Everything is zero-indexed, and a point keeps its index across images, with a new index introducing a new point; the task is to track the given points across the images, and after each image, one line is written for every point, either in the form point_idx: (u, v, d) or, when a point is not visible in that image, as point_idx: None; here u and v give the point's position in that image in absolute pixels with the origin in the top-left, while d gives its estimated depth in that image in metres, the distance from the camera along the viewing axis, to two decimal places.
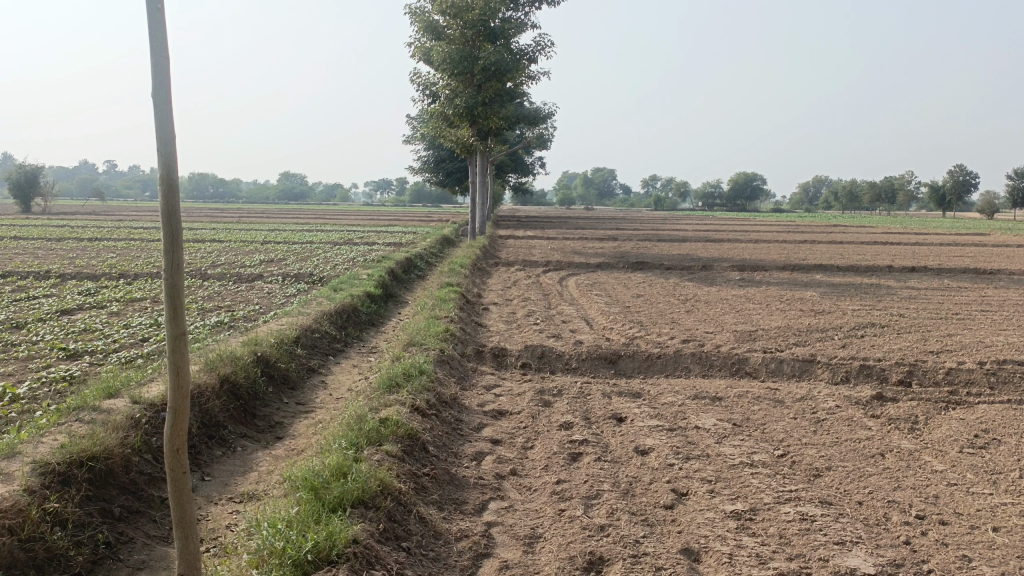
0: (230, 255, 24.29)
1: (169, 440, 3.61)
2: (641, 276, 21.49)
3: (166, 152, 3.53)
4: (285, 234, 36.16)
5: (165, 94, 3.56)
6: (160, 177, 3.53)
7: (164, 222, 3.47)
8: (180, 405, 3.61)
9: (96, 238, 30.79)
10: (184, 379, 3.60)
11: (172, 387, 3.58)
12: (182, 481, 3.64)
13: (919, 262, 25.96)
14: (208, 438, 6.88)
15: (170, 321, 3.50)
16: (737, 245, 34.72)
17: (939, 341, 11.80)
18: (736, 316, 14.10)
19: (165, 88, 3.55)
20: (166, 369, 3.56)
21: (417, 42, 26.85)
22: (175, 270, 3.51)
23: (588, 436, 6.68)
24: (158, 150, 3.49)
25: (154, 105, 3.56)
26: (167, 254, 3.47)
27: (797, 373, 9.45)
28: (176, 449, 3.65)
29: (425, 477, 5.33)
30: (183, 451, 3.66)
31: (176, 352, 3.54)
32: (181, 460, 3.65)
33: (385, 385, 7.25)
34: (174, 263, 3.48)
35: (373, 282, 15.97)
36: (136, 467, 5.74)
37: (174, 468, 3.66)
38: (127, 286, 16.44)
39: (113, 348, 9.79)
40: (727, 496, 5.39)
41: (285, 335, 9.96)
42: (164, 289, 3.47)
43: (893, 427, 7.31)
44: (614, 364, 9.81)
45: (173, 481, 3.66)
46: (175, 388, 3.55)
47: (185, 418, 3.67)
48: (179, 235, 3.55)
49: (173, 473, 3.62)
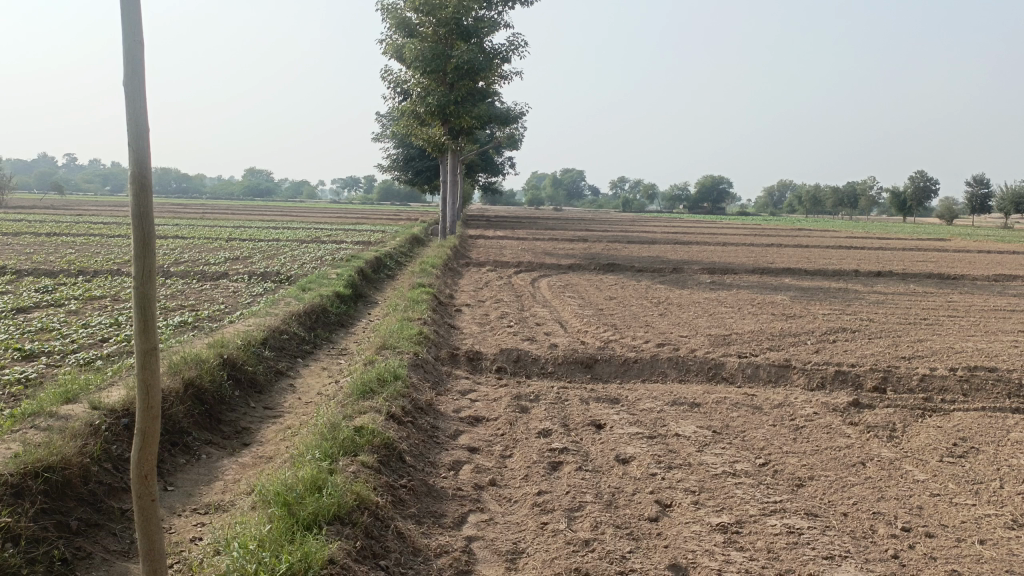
0: (194, 252, 23.77)
1: (137, 465, 3.40)
2: (613, 278, 21.43)
3: (138, 150, 3.28)
4: (251, 230, 35.58)
5: (138, 87, 3.29)
6: (131, 176, 3.28)
7: (134, 227, 3.23)
8: (149, 426, 3.39)
9: (54, 233, 29.96)
10: (154, 399, 3.38)
11: (141, 408, 3.36)
12: (150, 509, 3.43)
13: (884, 267, 26.29)
14: (172, 446, 6.60)
15: (139, 335, 3.29)
16: (706, 248, 34.92)
17: (911, 346, 11.85)
18: (709, 320, 14.07)
19: (137, 80, 3.28)
20: (135, 387, 3.34)
21: (388, 39, 26.52)
22: (146, 279, 3.27)
23: (567, 444, 6.52)
24: (129, 148, 3.24)
25: (126, 98, 3.29)
26: (139, 262, 3.23)
27: (773, 379, 9.40)
28: (144, 474, 3.44)
29: (402, 489, 5.13)
30: (151, 477, 3.45)
31: (146, 369, 3.31)
32: (149, 487, 3.45)
33: (358, 390, 7.02)
34: (145, 273, 3.24)
35: (343, 282, 15.67)
36: (96, 477, 5.44)
37: (141, 494, 3.45)
38: (87, 283, 15.92)
39: (72, 349, 9.41)
40: (713, 508, 5.27)
41: (252, 337, 9.67)
42: (136, 301, 3.24)
43: (872, 435, 7.28)
44: (590, 368, 9.68)
45: (141, 509, 3.46)
46: (145, 409, 3.33)
47: (154, 440, 3.45)
48: (152, 241, 3.31)
49: (141, 501, 3.41)
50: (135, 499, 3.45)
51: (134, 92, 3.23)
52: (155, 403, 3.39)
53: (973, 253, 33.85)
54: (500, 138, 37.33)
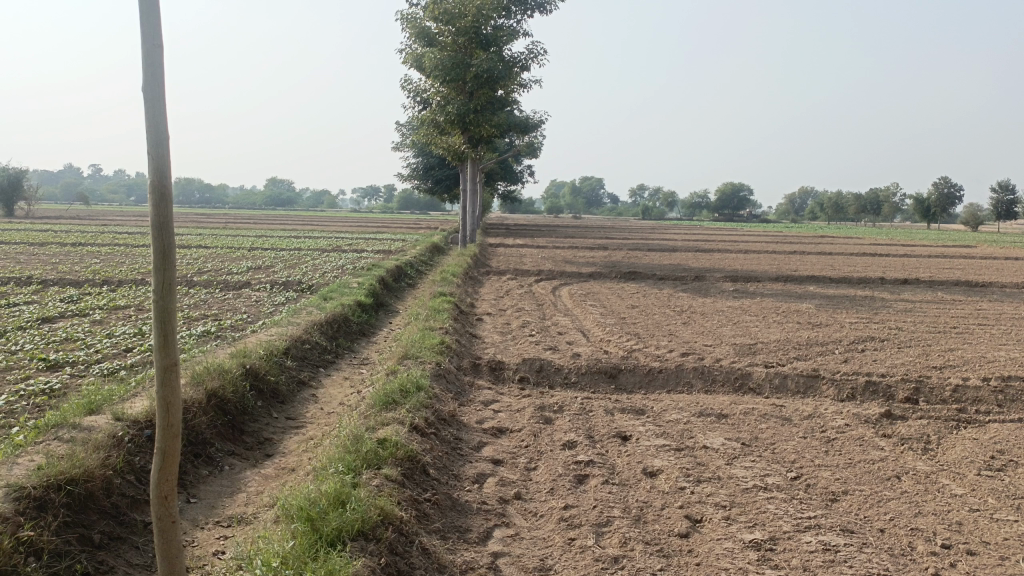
0: (216, 262, 23.93)
1: (156, 486, 3.38)
2: (634, 286, 21.25)
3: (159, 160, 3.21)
4: (273, 240, 35.82)
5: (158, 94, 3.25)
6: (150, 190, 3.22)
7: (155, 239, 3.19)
8: (168, 446, 3.37)
9: (80, 243, 30.31)
10: (174, 417, 3.35)
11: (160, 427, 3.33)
12: (170, 531, 3.41)
13: (911, 274, 25.84)
14: (195, 458, 6.57)
15: (159, 350, 3.24)
16: (727, 255, 34.60)
17: (942, 356, 11.60)
18: (734, 329, 13.87)
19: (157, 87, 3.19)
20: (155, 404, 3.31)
21: (408, 49, 26.61)
22: (165, 292, 3.23)
23: (593, 457, 6.39)
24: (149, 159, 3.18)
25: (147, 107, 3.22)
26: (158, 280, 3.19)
27: (801, 390, 9.21)
28: (164, 495, 3.42)
29: (426, 503, 5.04)
30: (171, 498, 3.42)
31: (165, 386, 3.28)
32: (169, 507, 3.42)
33: (380, 402, 6.94)
34: (164, 287, 3.20)
35: (364, 291, 15.66)
36: (119, 489, 5.41)
37: (161, 515, 3.42)
38: (110, 293, 16.03)
39: (96, 359, 9.44)
40: (745, 524, 5.13)
41: (274, 347, 9.64)
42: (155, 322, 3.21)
43: (906, 447, 7.09)
44: (614, 379, 9.53)
45: (161, 531, 3.44)
46: (164, 428, 3.30)
47: (174, 458, 3.42)
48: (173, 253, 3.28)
49: (161, 522, 3.38)
50: (155, 519, 3.43)
51: (153, 104, 3.18)
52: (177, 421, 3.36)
53: (1002, 259, 33.30)
54: (519, 146, 37.32)
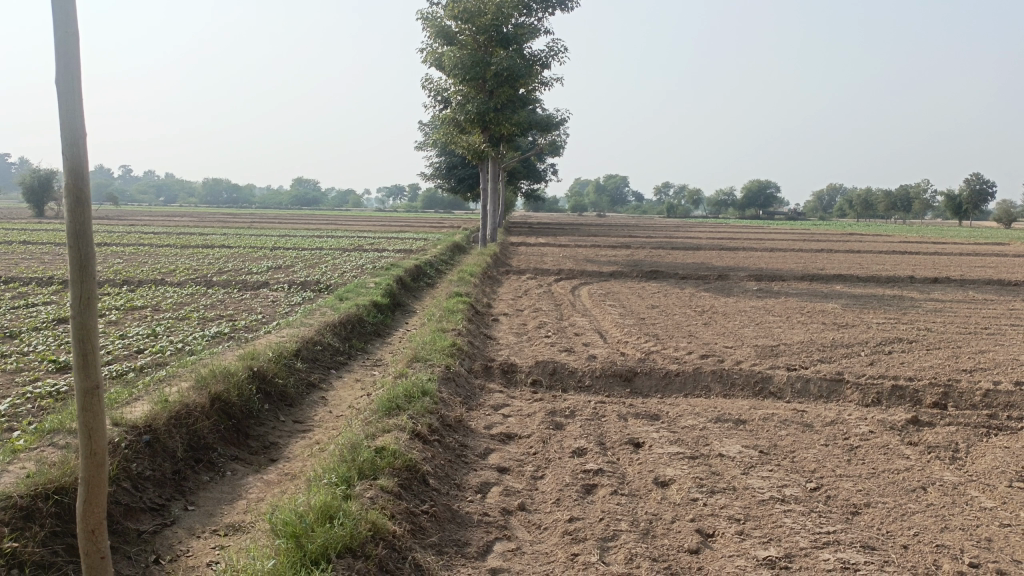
0: (237, 261, 23.97)
1: (82, 521, 3.40)
2: (656, 286, 20.90)
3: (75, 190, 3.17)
4: (296, 239, 35.96)
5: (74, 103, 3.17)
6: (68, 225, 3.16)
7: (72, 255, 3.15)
8: (93, 478, 3.38)
9: (106, 243, 30.63)
10: (99, 445, 3.36)
11: (84, 459, 3.34)
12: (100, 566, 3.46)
13: (941, 273, 25.19)
14: (196, 463, 6.44)
15: (79, 374, 3.23)
16: (752, 254, 33.98)
17: (972, 358, 11.18)
18: (756, 330, 13.52)
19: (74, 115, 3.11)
20: (78, 431, 3.31)
21: (429, 47, 26.45)
22: (86, 317, 3.21)
23: (603, 465, 6.16)
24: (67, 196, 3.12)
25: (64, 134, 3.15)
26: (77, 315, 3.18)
27: (824, 394, 8.89)
28: (91, 528, 3.44)
29: (423, 516, 4.84)
30: (98, 531, 3.45)
31: (88, 411, 3.28)
32: (96, 541, 3.45)
33: (384, 407, 6.77)
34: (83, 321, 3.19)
35: (380, 292, 15.53)
36: (112, 498, 5.28)
37: (88, 551, 3.46)
38: (130, 293, 16.06)
39: (106, 360, 9.33)
40: (759, 539, 4.87)
41: (284, 348, 9.51)
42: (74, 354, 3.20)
43: (933, 456, 6.76)
44: (629, 382, 9.28)
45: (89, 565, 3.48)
46: (89, 459, 3.32)
47: (100, 492, 3.43)
48: (93, 269, 3.26)
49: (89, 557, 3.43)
50: (83, 554, 3.46)
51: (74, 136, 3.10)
52: (102, 448, 3.37)
53: None
54: (541, 145, 37.03)
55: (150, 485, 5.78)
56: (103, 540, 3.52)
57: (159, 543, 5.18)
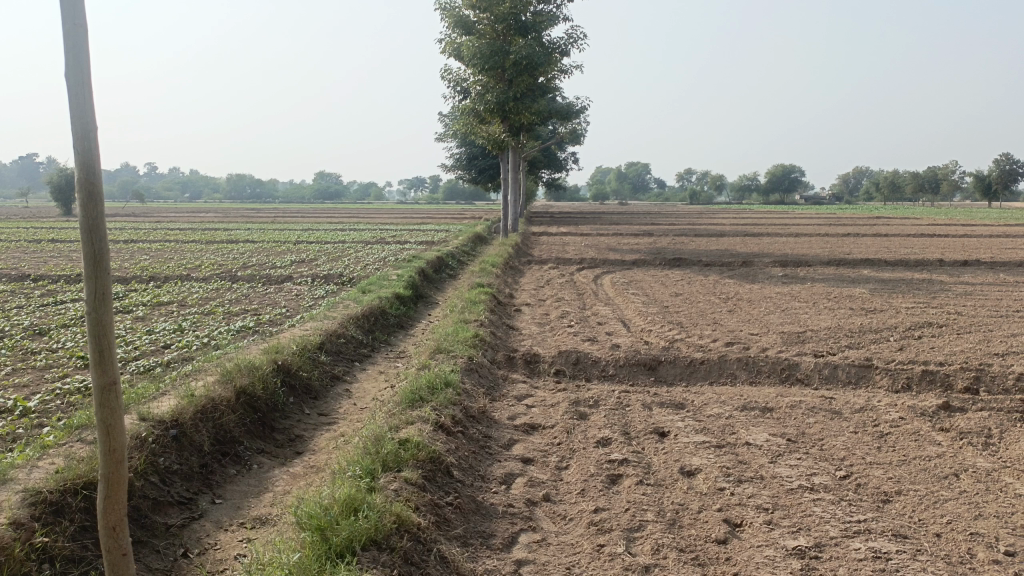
0: (261, 256, 24.12)
1: (103, 519, 3.43)
2: (679, 273, 20.74)
3: (88, 187, 3.20)
4: (318, 233, 36.19)
5: (82, 95, 3.20)
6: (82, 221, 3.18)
7: (86, 250, 3.18)
8: (113, 474, 3.41)
9: (132, 240, 30.98)
10: (117, 441, 3.38)
11: (104, 455, 3.37)
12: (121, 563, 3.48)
13: (971, 255, 24.74)
14: (222, 457, 6.48)
15: (96, 369, 3.25)
16: (777, 239, 33.61)
17: (1004, 342, 10.96)
18: (782, 316, 13.37)
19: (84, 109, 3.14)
20: (96, 427, 3.33)
21: (448, 38, 26.37)
22: (101, 310, 3.24)
23: (628, 455, 6.11)
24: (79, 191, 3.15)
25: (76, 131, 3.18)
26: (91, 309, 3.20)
27: (853, 380, 8.77)
28: (112, 526, 3.47)
29: (447, 508, 4.83)
30: (119, 528, 3.48)
31: (104, 407, 3.30)
32: (117, 539, 3.48)
33: (407, 399, 6.77)
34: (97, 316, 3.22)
35: (403, 284, 15.55)
36: (139, 492, 5.34)
37: (110, 547, 3.49)
38: (156, 289, 16.21)
39: (134, 356, 9.38)
40: (788, 529, 4.79)
41: (308, 341, 9.55)
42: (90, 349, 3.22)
43: (965, 442, 6.63)
44: (654, 371, 9.21)
45: (111, 563, 3.50)
46: (107, 456, 3.35)
47: (121, 488, 3.45)
48: (106, 263, 3.28)
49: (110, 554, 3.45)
50: (104, 552, 3.49)
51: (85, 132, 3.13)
52: (119, 444, 3.40)
53: None
54: (562, 134, 36.86)
55: (178, 479, 5.83)
56: (125, 538, 3.54)
57: (187, 536, 5.23)
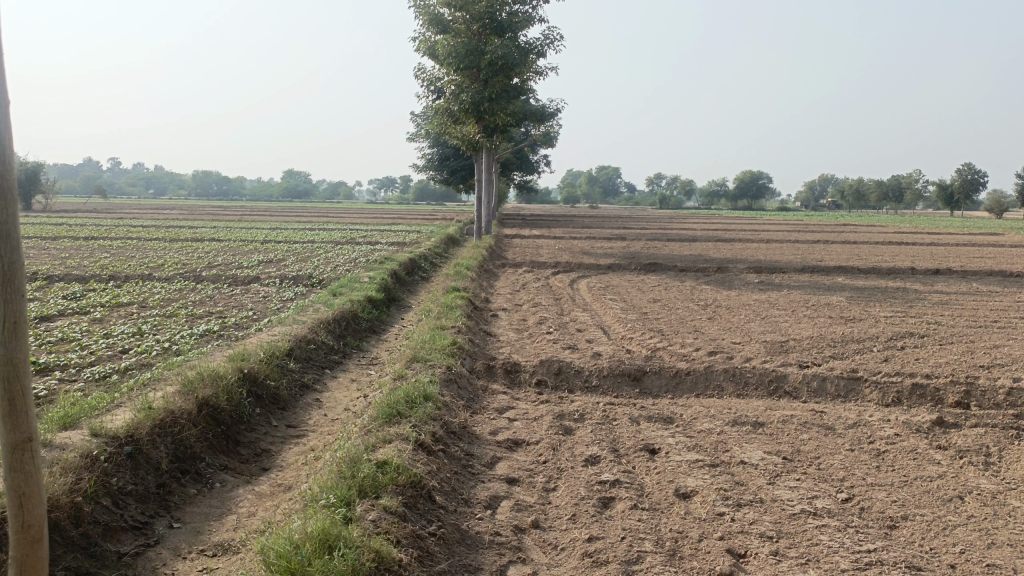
0: (227, 255, 23.38)
1: None
2: (655, 278, 20.51)
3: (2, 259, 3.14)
4: (286, 232, 35.33)
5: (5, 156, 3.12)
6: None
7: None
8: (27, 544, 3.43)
9: (92, 237, 30.03)
10: (31, 514, 3.41)
11: (16, 528, 3.39)
12: None
13: (942, 263, 24.84)
14: (182, 475, 6.00)
15: (7, 431, 3.28)
16: (749, 245, 33.61)
17: (988, 354, 10.81)
18: (763, 325, 13.13)
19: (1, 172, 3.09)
20: (10, 499, 3.36)
21: (422, 36, 25.90)
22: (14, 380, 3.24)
23: (619, 475, 5.75)
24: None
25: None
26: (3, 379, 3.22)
27: (842, 393, 8.52)
28: None
29: (430, 539, 4.43)
30: None
31: (16, 472, 3.33)
32: None
33: (383, 414, 6.34)
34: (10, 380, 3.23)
35: (375, 286, 15.07)
36: (89, 518, 4.87)
37: None
38: (115, 289, 15.48)
39: (88, 361, 8.78)
40: (796, 560, 4.47)
41: (276, 348, 9.03)
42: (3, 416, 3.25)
43: (966, 462, 6.39)
44: (639, 382, 8.87)
45: None
46: (21, 529, 3.39)
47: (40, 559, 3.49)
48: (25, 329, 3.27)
49: None
50: None
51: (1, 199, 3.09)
52: (36, 520, 3.43)
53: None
54: (536, 136, 36.47)
55: (132, 501, 5.35)
56: None
57: (142, 566, 4.74)
